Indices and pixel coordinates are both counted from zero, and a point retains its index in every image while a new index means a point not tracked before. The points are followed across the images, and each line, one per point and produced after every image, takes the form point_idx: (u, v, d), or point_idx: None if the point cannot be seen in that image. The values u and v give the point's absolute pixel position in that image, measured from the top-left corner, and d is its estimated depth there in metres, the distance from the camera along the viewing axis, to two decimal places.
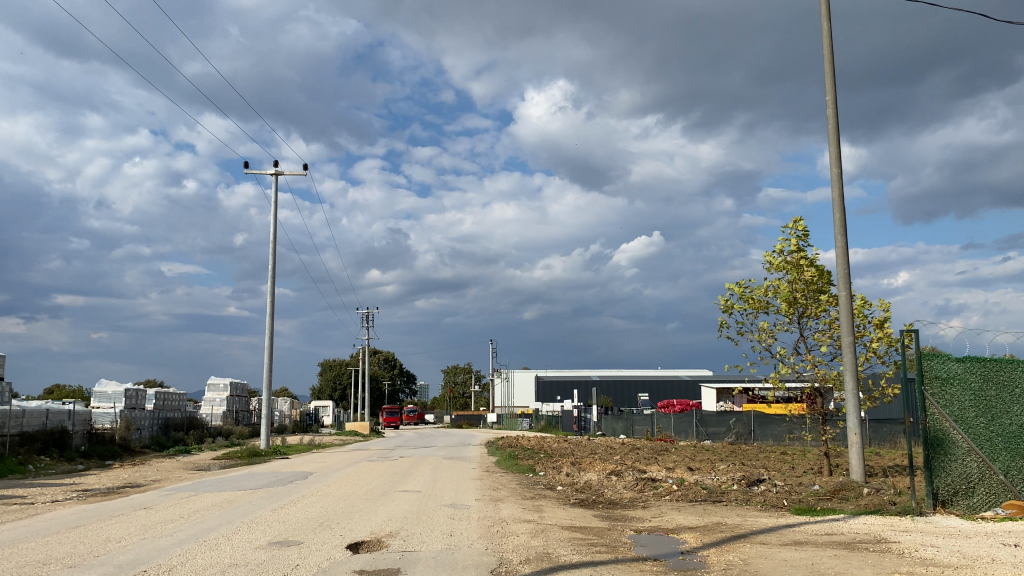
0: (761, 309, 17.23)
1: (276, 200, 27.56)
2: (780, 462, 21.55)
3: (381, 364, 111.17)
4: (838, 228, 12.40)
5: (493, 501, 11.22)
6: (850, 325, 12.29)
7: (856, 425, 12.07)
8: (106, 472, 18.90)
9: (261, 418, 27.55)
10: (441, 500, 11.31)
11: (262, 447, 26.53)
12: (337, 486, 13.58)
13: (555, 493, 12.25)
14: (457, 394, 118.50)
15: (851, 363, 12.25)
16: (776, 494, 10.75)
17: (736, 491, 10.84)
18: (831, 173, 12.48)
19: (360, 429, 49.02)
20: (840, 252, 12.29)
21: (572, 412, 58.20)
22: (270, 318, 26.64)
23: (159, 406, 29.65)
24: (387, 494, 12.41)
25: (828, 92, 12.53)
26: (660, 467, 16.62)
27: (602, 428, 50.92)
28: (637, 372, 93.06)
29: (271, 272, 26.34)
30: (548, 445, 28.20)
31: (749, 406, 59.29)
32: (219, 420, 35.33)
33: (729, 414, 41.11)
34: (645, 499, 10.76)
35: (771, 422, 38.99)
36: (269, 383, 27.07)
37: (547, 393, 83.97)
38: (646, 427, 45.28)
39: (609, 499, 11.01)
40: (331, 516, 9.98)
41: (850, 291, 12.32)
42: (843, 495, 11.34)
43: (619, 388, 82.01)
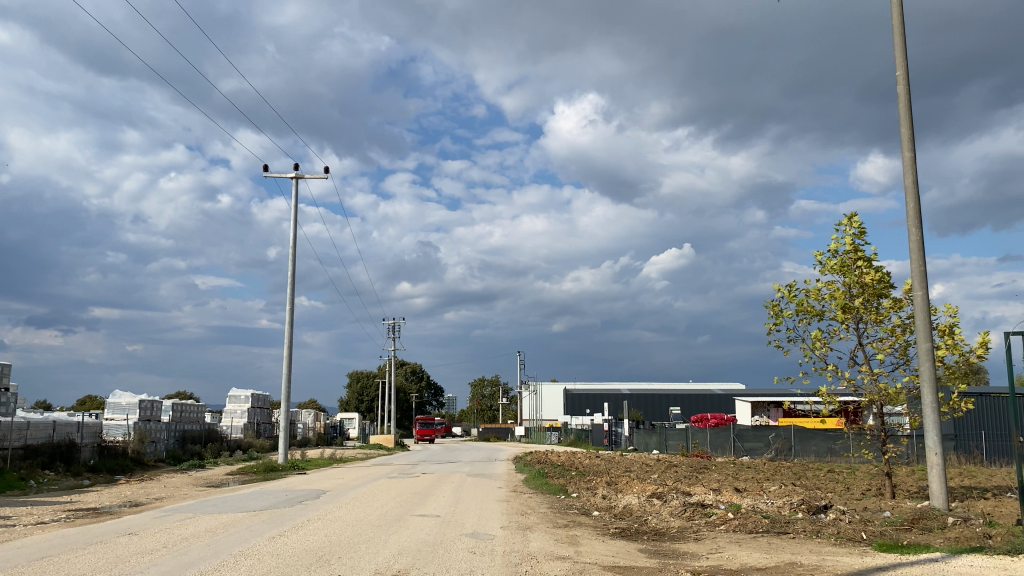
0: (813, 315, 15.58)
1: (295, 205, 26.56)
2: (826, 482, 19.92)
3: (408, 377, 110.34)
4: (913, 219, 10.96)
5: (521, 530, 9.85)
6: (929, 330, 10.79)
7: (937, 445, 10.54)
8: (110, 488, 17.82)
9: (280, 432, 26.44)
10: (462, 528, 9.98)
11: (280, 462, 25.39)
12: (348, 508, 12.27)
13: (592, 520, 10.85)
14: (485, 407, 117.18)
15: (931, 374, 10.74)
16: (850, 524, 9.24)
17: (803, 521, 9.35)
18: (904, 158, 11.09)
19: (384, 442, 47.88)
20: (915, 244, 10.89)
21: (602, 426, 56.58)
22: (289, 328, 25.62)
23: (176, 418, 28.70)
24: (403, 518, 11.11)
25: (899, 66, 11.10)
26: (705, 488, 15.15)
27: (634, 443, 49.28)
28: (668, 386, 91.13)
29: (289, 279, 25.38)
30: (579, 461, 26.69)
31: (786, 420, 57.20)
32: (239, 433, 34.37)
33: (768, 429, 39.25)
34: (696, 529, 9.36)
35: (812, 437, 37.11)
36: (287, 395, 25.95)
37: (577, 406, 82.32)
38: (681, 441, 43.55)
39: (655, 529, 9.61)
40: (332, 548, 8.65)
41: (927, 291, 10.84)
42: (925, 526, 9.81)
43: (650, 402, 80.11)
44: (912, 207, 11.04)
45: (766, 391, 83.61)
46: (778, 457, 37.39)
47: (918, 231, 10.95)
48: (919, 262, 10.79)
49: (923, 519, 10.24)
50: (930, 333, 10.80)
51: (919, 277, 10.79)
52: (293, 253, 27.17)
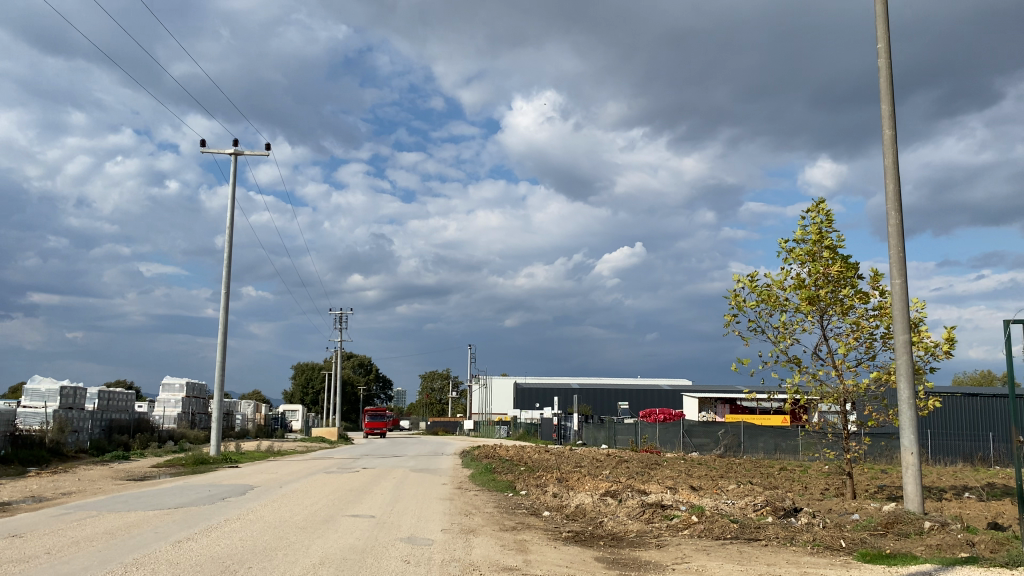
0: (777, 306, 14.88)
1: (234, 181, 25.27)
2: (780, 480, 19.27)
3: (355, 369, 108.50)
4: (892, 201, 10.23)
5: (464, 535, 8.81)
6: (907, 321, 10.06)
7: (914, 444, 9.83)
8: (17, 482, 16.30)
9: (213, 423, 24.97)
10: (398, 533, 8.89)
11: (212, 454, 23.94)
12: (274, 507, 11.11)
13: (541, 523, 9.85)
14: (434, 401, 115.89)
15: (908, 368, 10.02)
16: (824, 531, 8.45)
17: (775, 526, 8.49)
18: (884, 136, 10.38)
19: (327, 434, 46.42)
20: (895, 228, 10.16)
21: (551, 420, 55.83)
22: (225, 312, 24.22)
23: (102, 406, 27.01)
24: (332, 520, 10.01)
25: (880, 37, 10.30)
26: (661, 487, 14.30)
27: (583, 438, 48.66)
28: (618, 381, 90.94)
29: (225, 259, 24.01)
30: (527, 456, 25.76)
31: (734, 417, 57.16)
32: (172, 423, 32.67)
33: (718, 424, 38.82)
34: (657, 534, 8.45)
35: (762, 433, 36.81)
36: (221, 383, 24.50)
37: (526, 401, 81.56)
38: (630, 436, 42.96)
39: (611, 534, 8.66)
40: (243, 557, 7.45)
41: (906, 278, 10.14)
42: (901, 533, 9.07)
43: (600, 397, 79.75)
44: (891, 189, 10.31)
45: (715, 387, 83.89)
46: (727, 453, 36.96)
47: (898, 213, 10.22)
48: (898, 247, 10.09)
49: (898, 523, 9.49)
50: (908, 324, 10.07)
51: (898, 262, 10.08)
52: (230, 233, 25.78)
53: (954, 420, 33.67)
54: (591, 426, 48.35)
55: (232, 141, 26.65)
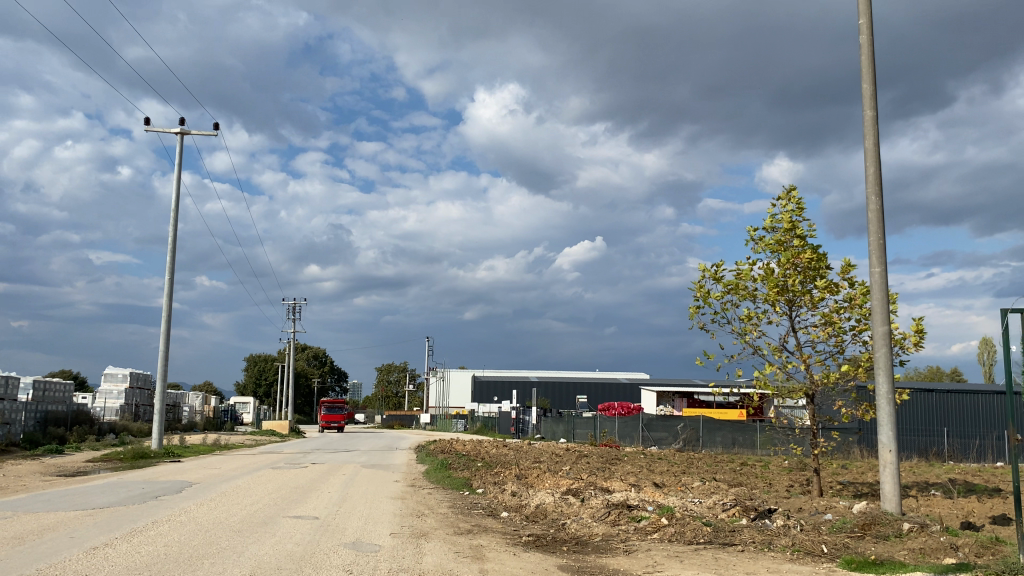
0: (745, 297, 14.37)
1: (180, 163, 23.83)
2: (742, 476, 18.85)
3: (309, 361, 106.83)
4: (873, 185, 9.74)
5: (415, 539, 8.07)
6: (886, 312, 9.57)
7: (892, 441, 9.35)
8: None
9: (155, 415, 23.80)
10: (342, 537, 8.10)
11: (153, 448, 22.82)
12: (210, 507, 10.24)
13: (500, 525, 9.15)
14: (390, 394, 114.69)
15: (886, 362, 9.54)
16: (803, 534, 7.90)
17: (750, 530, 7.92)
18: (865, 117, 9.89)
19: (279, 427, 45.22)
20: (875, 213, 9.68)
21: (509, 414, 55.25)
22: (169, 299, 23.11)
23: (36, 397, 25.64)
24: (272, 521, 9.20)
25: (862, 12, 9.76)
26: (623, 484, 13.72)
27: (541, 432, 48.16)
28: (576, 375, 90.78)
29: (170, 244, 22.91)
30: (484, 451, 25.04)
31: (691, 411, 57.20)
32: (113, 415, 31.28)
33: (677, 418, 38.55)
34: (624, 538, 7.82)
35: (720, 427, 36.66)
36: (164, 373, 23.38)
37: (484, 394, 80.90)
38: (589, 430, 42.50)
39: (576, 538, 7.98)
40: (164, 566, 6.59)
41: (886, 266, 9.67)
42: (880, 536, 8.57)
43: (558, 390, 79.46)
44: (872, 173, 9.82)
45: (672, 382, 84.15)
46: (686, 448, 36.71)
47: (878, 198, 9.73)
48: (878, 234, 9.61)
49: (875, 525, 9.00)
50: (887, 316, 9.59)
51: (878, 250, 9.61)
52: (175, 218, 24.55)
53: (909, 416, 33.63)
54: (549, 419, 47.85)
55: (178, 120, 24.99)
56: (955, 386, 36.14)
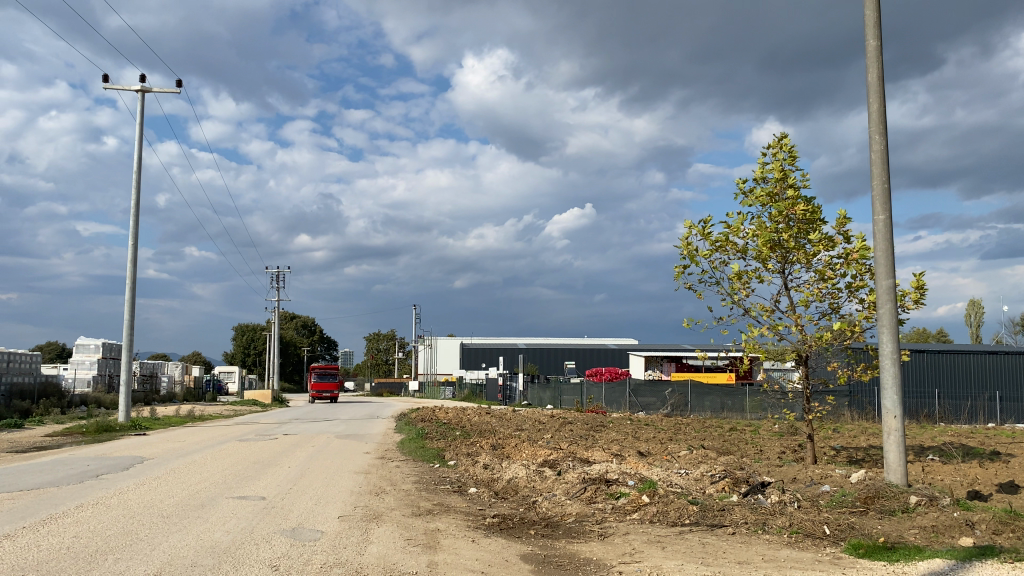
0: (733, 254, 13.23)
1: (141, 121, 22.47)
2: (732, 442, 18.02)
3: (298, 330, 106.06)
4: (876, 122, 8.78)
5: (365, 523, 7.12)
6: (892, 263, 8.64)
7: (897, 406, 8.48)
8: None
9: (122, 386, 22.81)
10: (281, 522, 7.18)
11: (120, 421, 21.82)
12: (151, 488, 9.31)
13: (465, 504, 8.22)
14: (380, 362, 114.16)
15: (891, 319, 8.62)
16: (801, 513, 7.01)
17: (741, 508, 7.01)
18: (869, 47, 8.90)
19: (263, 397, 44.47)
20: (879, 154, 8.73)
21: (496, 380, 54.54)
22: (133, 266, 22.04)
23: (1, 369, 24.65)
24: (211, 504, 8.26)
25: None
26: (606, 455, 12.84)
27: (528, 399, 47.57)
28: (564, 341, 90.26)
29: (132, 207, 21.80)
30: (466, 419, 24.19)
31: (679, 375, 56.67)
32: (86, 386, 30.37)
33: (666, 383, 37.83)
34: (599, 518, 6.92)
35: (708, 392, 36.04)
36: (131, 342, 22.34)
37: (472, 361, 80.23)
38: (576, 397, 41.81)
39: (545, 520, 7.07)
40: (62, 563, 5.64)
41: (891, 213, 8.72)
42: (884, 511, 7.72)
43: (546, 356, 78.86)
44: (875, 108, 8.84)
45: (660, 347, 83.64)
46: (674, 413, 36.05)
47: (883, 138, 8.77)
48: (882, 177, 8.67)
49: (878, 498, 8.17)
50: (892, 269, 8.65)
51: (883, 195, 8.67)
52: (139, 179, 23.33)
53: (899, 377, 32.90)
54: (536, 386, 47.14)
55: (139, 75, 23.42)
56: (945, 346, 35.51)
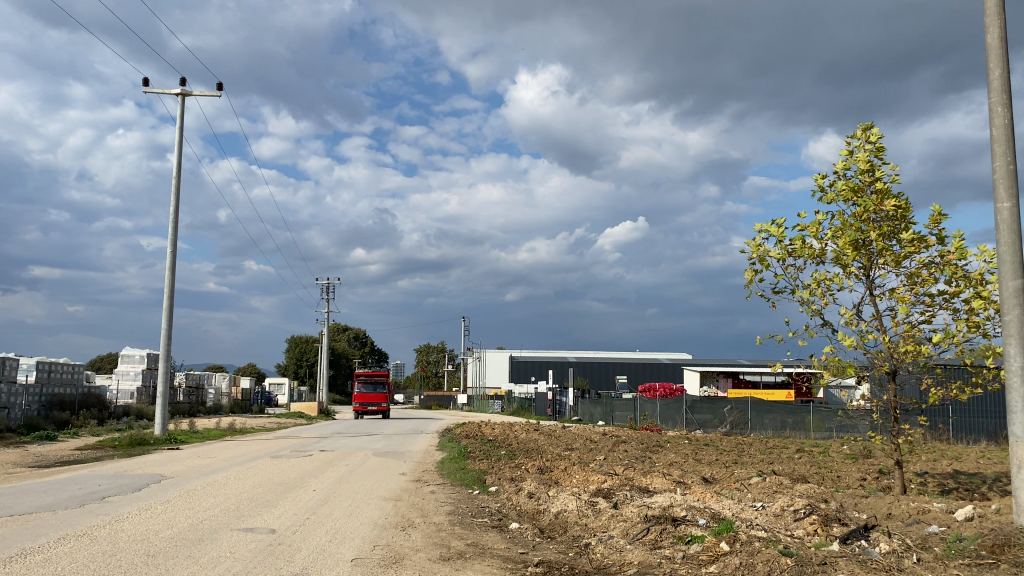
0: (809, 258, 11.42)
1: (181, 125, 21.82)
2: (806, 468, 16.36)
3: (349, 343, 106.42)
4: (998, 92, 7.34)
5: (382, 570, 5.90)
6: (1019, 260, 7.16)
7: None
8: None
9: (158, 398, 22.05)
10: (285, 565, 6.01)
11: (156, 433, 21.08)
12: (152, 516, 8.24)
13: (504, 545, 6.92)
14: (430, 375, 113.89)
15: (1020, 329, 7.12)
16: (924, 570, 5.57)
17: (847, 561, 5.61)
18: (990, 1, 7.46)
19: (309, 410, 43.93)
20: (1003, 129, 7.28)
21: (546, 395, 53.20)
22: (172, 274, 21.34)
23: (43, 379, 24.25)
24: (211, 538, 7.14)
25: None
26: (666, 482, 11.47)
27: (578, 414, 46.19)
28: (616, 355, 88.48)
29: (171, 213, 21.12)
30: (513, 437, 22.90)
31: (735, 392, 54.60)
32: (130, 397, 30.05)
33: (724, 399, 36.01)
34: (668, 571, 5.59)
35: (770, 410, 34.21)
36: (167, 352, 21.61)
37: (521, 374, 78.97)
38: (628, 413, 40.27)
39: (600, 570, 5.77)
40: None
41: (1018, 200, 7.25)
42: (1019, 563, 6.21)
43: (597, 370, 77.21)
44: (997, 76, 7.39)
45: (714, 362, 81.26)
46: (732, 432, 34.25)
47: (1007, 111, 7.34)
48: (1007, 159, 7.24)
49: (1010, 547, 6.65)
50: (1019, 268, 7.16)
51: (1007, 178, 7.21)
52: (179, 185, 22.72)
53: None
54: (587, 401, 45.65)
55: (179, 80, 22.82)
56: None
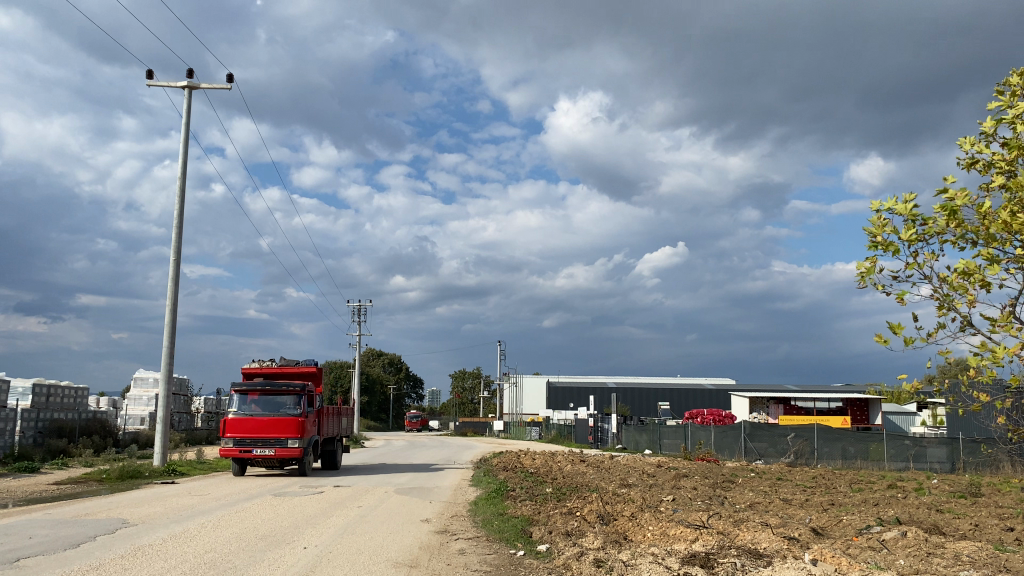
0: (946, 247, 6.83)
1: (187, 118, 19.65)
2: (925, 512, 13.23)
3: (384, 367, 104.59)
4: None
5: None
6: None
7: None
8: None
9: (158, 425, 19.56)
10: None
11: (154, 465, 18.64)
12: None
13: None
14: (466, 401, 111.32)
15: None
16: None
17: None
18: None
19: None
20: None
21: (587, 421, 50.18)
22: (172, 284, 18.94)
23: (40, 404, 22.03)
24: None
25: None
26: (773, 539, 8.55)
27: (623, 442, 43.09)
28: (660, 380, 85.01)
29: (174, 217, 18.78)
30: (558, 469, 20.05)
31: (788, 419, 50.99)
32: (140, 424, 27.84)
33: (786, 426, 32.65)
34: None
35: (838, 438, 30.80)
36: (169, 371, 19.16)
37: (559, 400, 76.16)
38: (679, 441, 37.06)
39: None
40: None
41: None
42: None
43: (639, 396, 73.83)
44: None
45: (764, 387, 77.39)
46: (796, 462, 30.93)
47: None
48: None
49: None
50: None
51: None
52: (187, 185, 20.48)
53: None
54: (632, 428, 42.45)
55: (186, 72, 20.76)
56: None
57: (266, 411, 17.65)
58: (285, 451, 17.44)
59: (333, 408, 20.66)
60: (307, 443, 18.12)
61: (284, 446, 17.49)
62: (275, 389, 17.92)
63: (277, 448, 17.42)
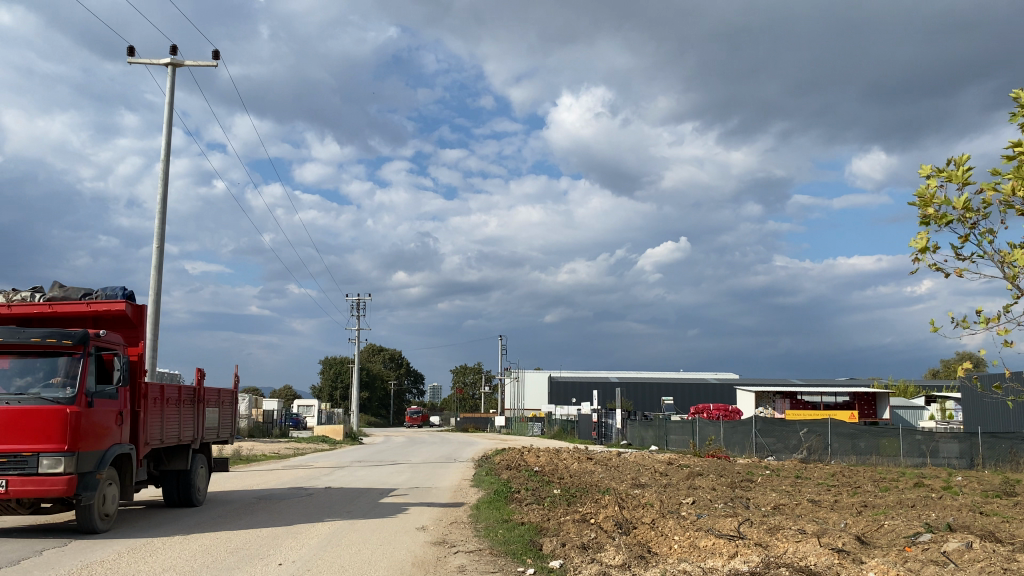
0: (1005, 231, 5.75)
1: (171, 96, 18.50)
2: (972, 515, 11.98)
3: (384, 363, 103.44)
4: None
5: None
6: None
7: None
8: None
9: None
10: None
11: None
12: None
13: None
14: (467, 397, 110.20)
15: None
16: None
17: None
18: None
19: (333, 434, 40.29)
20: None
21: (590, 417, 49.00)
22: (155, 272, 17.73)
23: None
24: None
25: None
26: (821, 552, 7.38)
27: (628, 439, 41.90)
28: (664, 375, 83.83)
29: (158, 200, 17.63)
30: (565, 468, 18.89)
31: (796, 414, 49.85)
32: None
33: (798, 421, 31.51)
34: None
35: (853, 433, 29.64)
36: None
37: (562, 395, 75.05)
38: (687, 438, 35.85)
39: None
40: None
41: None
42: None
43: (644, 391, 72.69)
44: None
45: (770, 382, 76.23)
46: (810, 459, 29.74)
47: None
48: None
49: None
50: None
51: None
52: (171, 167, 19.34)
53: None
54: (638, 423, 41.30)
55: (168, 49, 19.60)
56: None
57: (11, 395, 8.45)
58: (31, 483, 8.08)
59: (168, 393, 10.96)
60: (93, 463, 8.79)
61: (33, 472, 8.12)
62: (30, 350, 8.78)
63: (15, 479, 8.06)
